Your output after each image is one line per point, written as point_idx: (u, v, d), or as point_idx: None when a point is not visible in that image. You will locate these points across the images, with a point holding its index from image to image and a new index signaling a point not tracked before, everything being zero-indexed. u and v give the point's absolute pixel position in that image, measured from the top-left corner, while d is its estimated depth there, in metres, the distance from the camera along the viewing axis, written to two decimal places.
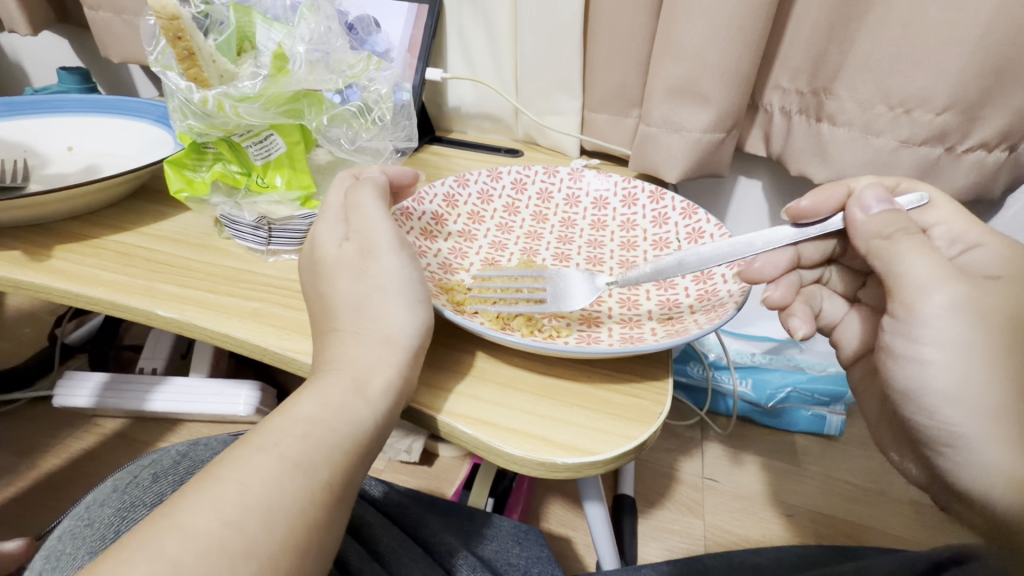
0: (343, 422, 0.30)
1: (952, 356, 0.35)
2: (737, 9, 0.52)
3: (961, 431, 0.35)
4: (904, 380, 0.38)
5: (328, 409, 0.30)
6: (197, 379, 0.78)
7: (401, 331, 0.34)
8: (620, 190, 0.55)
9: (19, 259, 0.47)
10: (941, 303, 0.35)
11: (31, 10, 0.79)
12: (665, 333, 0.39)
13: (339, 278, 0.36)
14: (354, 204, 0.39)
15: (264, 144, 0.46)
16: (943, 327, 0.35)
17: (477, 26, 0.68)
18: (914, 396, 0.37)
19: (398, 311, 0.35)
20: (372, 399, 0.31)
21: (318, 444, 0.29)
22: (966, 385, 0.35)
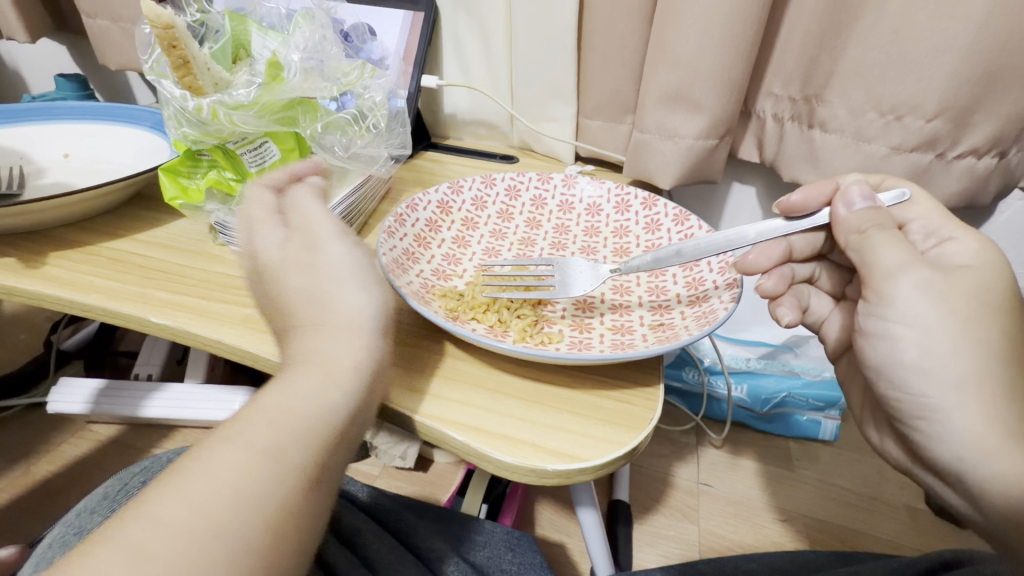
0: (312, 407, 0.26)
1: (920, 334, 0.37)
2: (728, 17, 0.52)
3: (932, 403, 0.38)
4: (876, 357, 0.40)
5: (294, 412, 0.26)
6: (192, 387, 0.73)
7: (362, 313, 0.31)
8: (613, 196, 0.55)
9: (12, 265, 0.47)
10: (908, 286, 0.37)
11: (29, 18, 0.80)
12: (655, 339, 0.39)
13: (285, 277, 0.31)
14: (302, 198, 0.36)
15: (260, 151, 0.47)
16: (914, 309, 0.37)
17: (472, 34, 0.69)
18: (887, 372, 0.40)
19: (352, 294, 0.31)
20: (342, 381, 0.28)
21: (283, 435, 0.25)
22: (932, 359, 0.37)
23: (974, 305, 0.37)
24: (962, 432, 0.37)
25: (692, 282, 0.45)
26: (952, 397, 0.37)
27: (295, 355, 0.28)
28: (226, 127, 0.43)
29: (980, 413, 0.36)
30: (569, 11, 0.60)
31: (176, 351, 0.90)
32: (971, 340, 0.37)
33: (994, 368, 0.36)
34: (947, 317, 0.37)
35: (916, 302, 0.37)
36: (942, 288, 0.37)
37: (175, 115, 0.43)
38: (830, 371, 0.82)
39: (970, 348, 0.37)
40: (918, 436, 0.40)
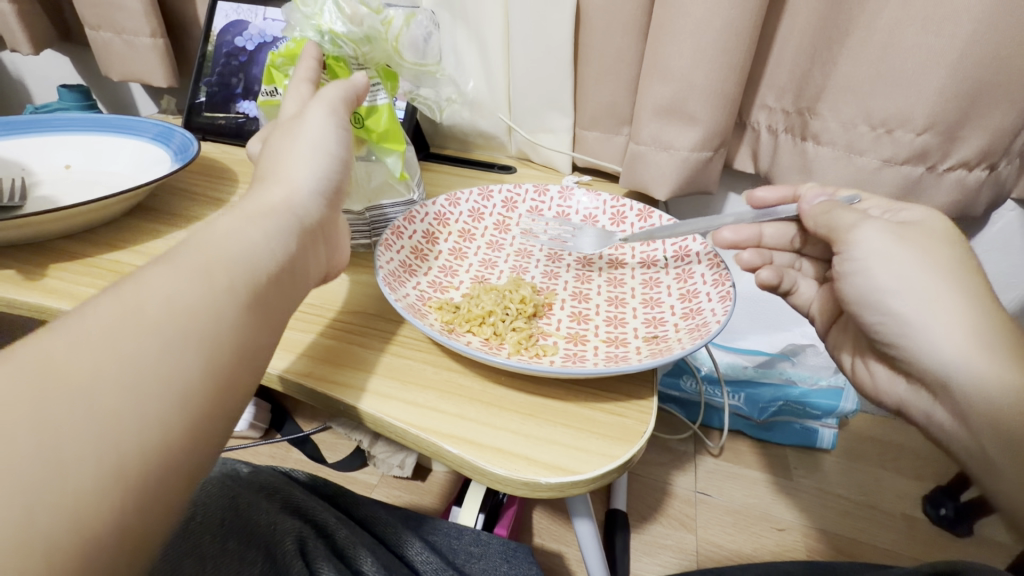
0: (218, 299, 0.27)
1: (887, 263, 0.38)
2: (721, 32, 0.53)
3: (909, 321, 0.38)
4: (852, 292, 0.41)
5: (174, 298, 0.25)
6: None
7: (297, 200, 0.34)
8: (609, 208, 0.56)
9: (13, 277, 0.47)
10: (870, 233, 0.39)
11: (33, 30, 0.81)
12: (649, 352, 0.40)
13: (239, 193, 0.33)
14: (282, 132, 0.38)
15: (371, 88, 0.46)
16: (879, 244, 0.39)
17: (470, 46, 0.70)
18: (864, 304, 0.40)
19: (294, 187, 0.35)
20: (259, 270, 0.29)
21: (188, 321, 0.25)
22: (904, 281, 0.38)
23: (936, 242, 0.39)
24: (945, 349, 0.36)
25: (686, 293, 0.46)
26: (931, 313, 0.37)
27: (193, 247, 0.28)
28: (382, 40, 0.48)
29: (960, 331, 0.36)
30: (565, 26, 0.61)
31: None
32: (936, 266, 0.38)
33: (965, 292, 0.37)
34: (909, 245, 0.38)
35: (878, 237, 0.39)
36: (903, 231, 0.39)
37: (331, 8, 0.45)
38: (827, 379, 0.81)
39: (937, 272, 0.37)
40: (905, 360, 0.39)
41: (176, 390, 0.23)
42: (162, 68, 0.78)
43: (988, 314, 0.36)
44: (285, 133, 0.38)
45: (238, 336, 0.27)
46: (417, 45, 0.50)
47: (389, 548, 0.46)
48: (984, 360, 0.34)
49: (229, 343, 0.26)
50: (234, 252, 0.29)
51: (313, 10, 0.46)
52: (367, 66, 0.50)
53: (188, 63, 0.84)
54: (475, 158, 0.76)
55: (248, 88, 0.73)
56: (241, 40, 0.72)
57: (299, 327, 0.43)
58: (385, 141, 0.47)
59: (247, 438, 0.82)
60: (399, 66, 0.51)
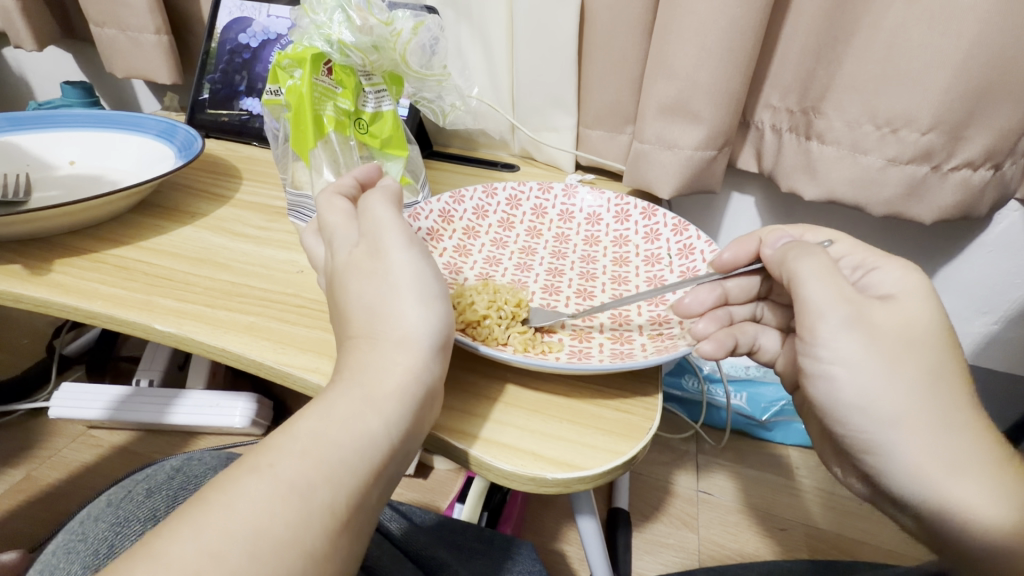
0: (349, 435, 0.28)
1: (860, 372, 0.34)
2: (726, 30, 0.53)
3: (877, 440, 0.35)
4: (817, 396, 0.36)
5: (325, 444, 0.27)
6: (210, 393, 0.80)
7: (417, 331, 0.31)
8: (613, 206, 0.56)
9: (17, 272, 0.47)
10: (842, 344, 0.34)
11: (36, 26, 0.81)
12: (654, 349, 0.40)
13: (351, 280, 0.33)
14: (356, 268, 0.34)
15: (378, 96, 0.52)
16: (847, 347, 0.34)
17: (474, 44, 0.70)
18: (830, 412, 0.36)
19: (410, 310, 0.32)
20: (383, 407, 0.29)
21: (322, 462, 0.27)
22: (878, 396, 0.34)
23: (904, 341, 0.34)
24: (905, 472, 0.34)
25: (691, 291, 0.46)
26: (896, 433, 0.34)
27: (347, 381, 0.30)
28: (389, 50, 0.48)
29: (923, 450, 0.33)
30: (570, 24, 0.61)
31: (178, 356, 0.91)
32: (904, 379, 0.33)
33: (931, 401, 0.33)
34: (878, 355, 0.34)
35: (842, 344, 0.34)
36: (870, 329, 0.34)
37: (340, 18, 0.46)
38: None
39: (906, 384, 0.33)
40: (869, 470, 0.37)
41: (335, 527, 0.26)
42: (165, 65, 0.78)
43: (965, 428, 0.34)
44: (362, 273, 0.33)
45: (372, 493, 0.28)
46: (424, 55, 0.50)
47: (394, 543, 0.47)
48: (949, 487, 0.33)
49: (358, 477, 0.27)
50: (378, 396, 0.29)
51: (324, 17, 0.46)
52: (373, 73, 0.51)
53: (192, 61, 0.84)
54: (478, 157, 0.76)
55: (252, 85, 0.73)
56: (245, 38, 0.72)
57: (309, 326, 0.44)
58: (389, 146, 0.54)
59: (249, 436, 0.82)
60: (405, 74, 0.51)
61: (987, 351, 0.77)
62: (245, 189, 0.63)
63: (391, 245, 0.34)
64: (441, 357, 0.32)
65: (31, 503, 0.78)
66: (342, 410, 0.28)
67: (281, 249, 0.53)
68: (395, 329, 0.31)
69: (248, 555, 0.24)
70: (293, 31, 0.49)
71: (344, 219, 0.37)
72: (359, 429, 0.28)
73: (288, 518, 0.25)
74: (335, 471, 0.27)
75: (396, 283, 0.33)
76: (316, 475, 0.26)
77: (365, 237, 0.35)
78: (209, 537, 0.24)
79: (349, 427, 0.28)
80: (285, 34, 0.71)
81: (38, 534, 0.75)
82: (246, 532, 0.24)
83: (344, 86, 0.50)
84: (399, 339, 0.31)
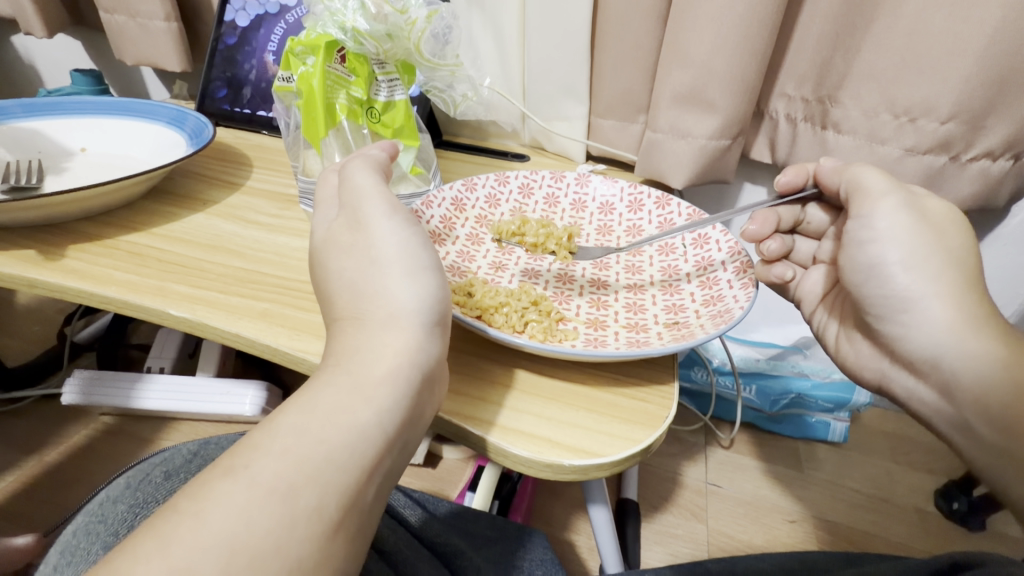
0: (338, 429, 0.26)
1: (898, 232, 0.39)
2: (744, 17, 0.52)
3: (914, 294, 0.38)
4: (863, 260, 0.40)
5: (309, 438, 0.26)
6: (187, 377, 0.80)
7: (404, 305, 0.31)
8: (627, 195, 0.56)
9: (33, 257, 0.48)
10: (888, 224, 0.39)
11: (46, 13, 0.81)
12: (671, 337, 0.39)
13: (334, 256, 0.34)
14: (338, 242, 0.34)
15: (391, 85, 0.51)
16: (894, 222, 0.39)
17: (486, 32, 0.69)
18: (870, 276, 0.40)
19: (396, 282, 0.32)
20: (373, 397, 0.28)
21: (304, 462, 0.25)
22: (912, 254, 0.38)
23: (945, 228, 0.39)
24: (931, 323, 0.37)
25: (706, 281, 0.45)
26: (926, 287, 0.37)
27: (332, 374, 0.29)
28: (404, 39, 0.48)
29: (952, 303, 0.37)
30: (583, 12, 0.60)
31: (188, 345, 0.91)
32: (943, 248, 0.38)
33: (965, 275, 0.37)
34: (923, 232, 0.38)
35: (891, 217, 0.39)
36: (921, 215, 0.39)
37: (355, 5, 0.46)
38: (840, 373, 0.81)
39: (941, 252, 0.38)
40: (895, 332, 0.40)
41: (324, 532, 0.24)
42: (175, 52, 0.77)
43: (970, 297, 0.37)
44: (346, 243, 0.34)
45: (370, 487, 0.27)
46: (437, 43, 0.50)
47: (408, 530, 0.47)
48: (969, 340, 0.36)
49: (354, 475, 0.26)
50: (376, 378, 0.29)
51: (337, 6, 0.46)
52: (387, 62, 0.50)
53: (201, 48, 0.84)
54: (490, 146, 0.76)
55: (261, 73, 0.73)
56: (256, 25, 0.72)
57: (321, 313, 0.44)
58: (402, 135, 0.53)
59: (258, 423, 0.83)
60: (417, 63, 0.51)
61: None
62: (257, 177, 0.63)
63: (378, 215, 0.34)
64: (438, 333, 0.32)
65: (45, 488, 0.79)
66: (336, 396, 0.28)
67: (294, 236, 0.53)
68: (384, 303, 0.31)
69: (222, 569, 0.22)
70: (306, 18, 0.49)
71: (332, 197, 0.38)
72: (355, 418, 0.27)
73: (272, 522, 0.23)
74: (326, 465, 0.26)
75: (379, 253, 0.33)
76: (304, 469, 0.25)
77: (347, 207, 0.36)
78: (177, 554, 0.22)
79: (342, 416, 0.27)
80: (295, 21, 0.71)
81: (52, 519, 0.76)
82: (218, 542, 0.22)
83: (357, 75, 0.50)
84: (391, 314, 0.31)
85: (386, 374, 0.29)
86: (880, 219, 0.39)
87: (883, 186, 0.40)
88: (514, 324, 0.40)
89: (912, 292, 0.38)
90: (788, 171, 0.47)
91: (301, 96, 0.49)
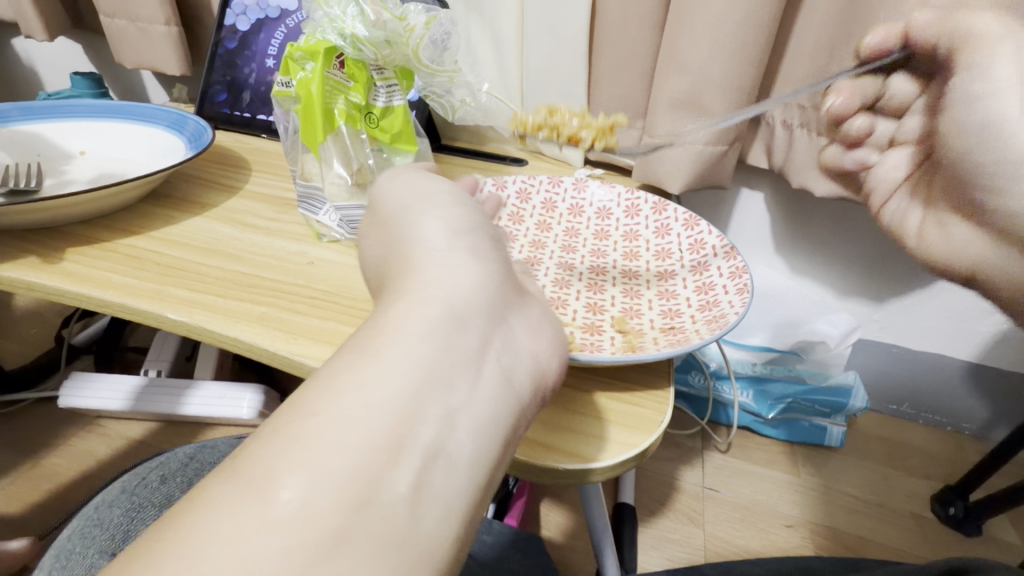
0: (398, 392, 0.24)
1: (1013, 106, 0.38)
2: (740, 25, 0.53)
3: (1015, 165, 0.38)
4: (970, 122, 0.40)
5: (369, 402, 0.24)
6: (224, 385, 0.79)
7: (434, 255, 0.32)
8: (623, 201, 0.56)
9: (30, 260, 0.48)
10: (1005, 68, 0.37)
11: (47, 17, 0.81)
12: (666, 342, 0.40)
13: (370, 230, 0.37)
14: (371, 220, 0.37)
15: (389, 91, 0.51)
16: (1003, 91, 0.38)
17: (484, 37, 0.69)
18: (976, 138, 0.40)
19: (426, 233, 0.33)
20: (431, 354, 0.26)
21: (367, 428, 0.23)
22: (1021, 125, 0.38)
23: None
24: None
25: (702, 286, 0.46)
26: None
27: (377, 332, 0.27)
28: (403, 45, 0.49)
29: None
30: (581, 17, 0.61)
31: (185, 348, 0.91)
32: None
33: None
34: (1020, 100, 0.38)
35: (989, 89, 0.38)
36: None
37: (354, 12, 0.46)
38: (835, 377, 0.81)
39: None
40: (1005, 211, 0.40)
41: (400, 503, 0.22)
42: (175, 56, 0.77)
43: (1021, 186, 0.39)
44: (374, 216, 0.37)
45: (441, 456, 0.24)
46: (435, 50, 0.50)
47: None
48: None
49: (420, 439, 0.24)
50: (414, 306, 0.28)
51: (337, 13, 0.47)
52: (385, 67, 0.51)
53: (201, 52, 0.84)
54: (488, 151, 0.76)
55: (260, 77, 0.73)
56: (255, 29, 0.72)
57: (319, 317, 0.44)
58: (399, 140, 0.53)
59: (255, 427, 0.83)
60: (416, 69, 0.51)
61: (991, 352, 0.78)
62: (256, 181, 0.63)
63: (395, 179, 0.39)
64: (478, 266, 0.32)
65: (41, 491, 0.79)
66: (376, 333, 0.27)
67: (292, 240, 0.53)
68: (415, 246, 0.33)
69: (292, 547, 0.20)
70: (306, 23, 0.49)
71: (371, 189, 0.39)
72: (401, 348, 0.26)
73: (335, 465, 0.22)
74: (377, 400, 0.24)
75: (404, 214, 0.35)
76: (355, 406, 0.24)
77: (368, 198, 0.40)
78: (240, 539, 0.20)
79: (384, 347, 0.26)
80: (295, 26, 0.71)
81: (48, 522, 0.76)
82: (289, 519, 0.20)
83: (355, 80, 0.50)
84: (422, 253, 0.32)
85: (426, 302, 0.28)
86: (996, 66, 0.37)
87: (999, 29, 0.37)
88: None
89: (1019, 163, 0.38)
90: (873, 36, 0.40)
91: (299, 101, 0.49)
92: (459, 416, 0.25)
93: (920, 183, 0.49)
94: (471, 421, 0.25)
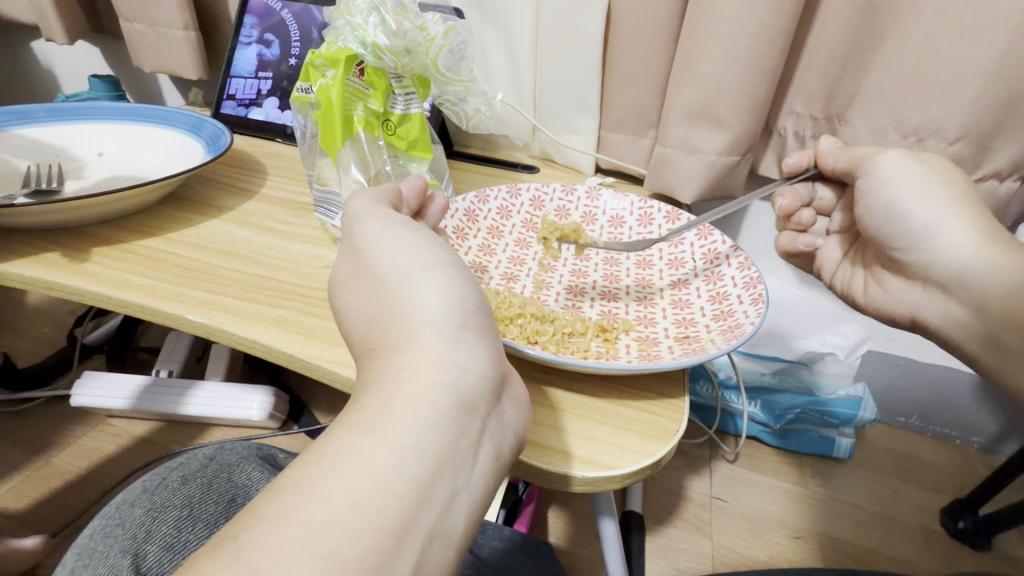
0: (406, 481, 0.25)
1: (901, 183, 0.47)
2: (754, 36, 0.53)
3: (928, 225, 0.46)
4: (873, 213, 0.49)
5: (380, 489, 0.25)
6: (215, 384, 0.83)
7: (427, 317, 0.31)
8: (637, 209, 0.57)
9: (56, 260, 0.48)
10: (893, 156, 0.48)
11: (67, 20, 0.82)
12: (683, 351, 0.40)
13: (350, 289, 0.34)
14: (348, 278, 0.35)
15: (408, 98, 0.52)
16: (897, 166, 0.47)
17: (498, 47, 0.70)
18: (887, 221, 0.49)
19: (424, 293, 0.32)
20: (435, 448, 0.27)
21: (370, 520, 0.24)
22: (917, 197, 0.46)
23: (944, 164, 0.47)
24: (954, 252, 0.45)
25: (716, 296, 0.46)
26: (942, 215, 0.46)
27: (380, 413, 0.27)
28: (422, 54, 0.49)
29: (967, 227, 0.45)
30: (595, 28, 0.62)
31: (197, 348, 0.92)
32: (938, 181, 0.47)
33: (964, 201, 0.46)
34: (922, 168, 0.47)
35: (895, 161, 0.47)
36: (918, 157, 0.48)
37: (376, 21, 0.47)
38: (846, 389, 0.81)
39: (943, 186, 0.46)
40: (924, 262, 0.47)
41: None
42: (192, 60, 0.78)
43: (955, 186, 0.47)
44: (360, 272, 0.34)
45: (435, 548, 0.25)
46: (452, 59, 0.51)
47: None
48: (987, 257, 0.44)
49: (426, 528, 0.25)
50: (420, 391, 0.28)
51: (358, 21, 0.47)
52: (404, 76, 0.51)
53: (218, 57, 0.85)
54: (500, 158, 0.76)
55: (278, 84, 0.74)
56: (234, 28, 0.75)
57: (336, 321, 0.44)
58: (415, 147, 0.54)
59: (266, 429, 0.84)
60: (433, 78, 0.52)
61: None
62: (272, 184, 0.64)
63: (380, 233, 0.34)
64: (484, 339, 0.32)
65: (51, 489, 0.79)
66: (382, 404, 0.27)
67: (307, 244, 0.54)
68: (415, 318, 0.31)
69: None
70: (327, 32, 0.50)
71: (344, 253, 0.36)
72: (412, 427, 0.27)
73: (353, 550, 0.23)
74: (382, 486, 0.25)
75: (390, 273, 0.33)
76: (368, 489, 0.25)
77: (347, 243, 0.36)
78: None
79: (389, 428, 0.26)
80: (283, 28, 0.73)
81: (58, 520, 0.76)
82: None
83: (375, 88, 0.50)
84: (422, 325, 0.31)
85: (426, 382, 0.28)
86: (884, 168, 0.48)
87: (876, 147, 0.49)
88: (527, 335, 0.41)
89: (928, 224, 0.46)
90: (793, 155, 0.54)
91: (320, 107, 0.49)
92: (459, 503, 0.27)
93: (855, 259, 0.57)
94: (468, 505, 0.27)
